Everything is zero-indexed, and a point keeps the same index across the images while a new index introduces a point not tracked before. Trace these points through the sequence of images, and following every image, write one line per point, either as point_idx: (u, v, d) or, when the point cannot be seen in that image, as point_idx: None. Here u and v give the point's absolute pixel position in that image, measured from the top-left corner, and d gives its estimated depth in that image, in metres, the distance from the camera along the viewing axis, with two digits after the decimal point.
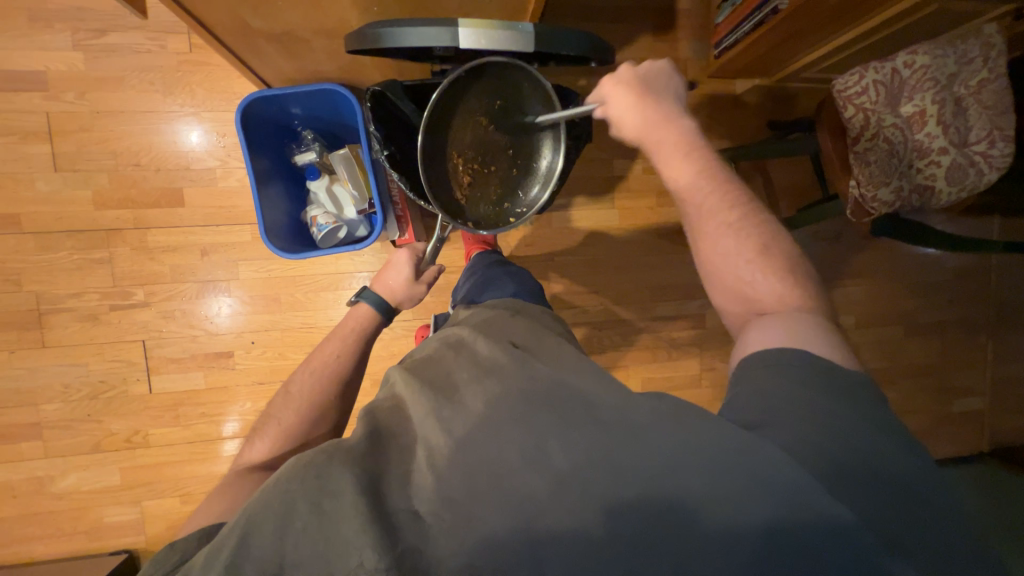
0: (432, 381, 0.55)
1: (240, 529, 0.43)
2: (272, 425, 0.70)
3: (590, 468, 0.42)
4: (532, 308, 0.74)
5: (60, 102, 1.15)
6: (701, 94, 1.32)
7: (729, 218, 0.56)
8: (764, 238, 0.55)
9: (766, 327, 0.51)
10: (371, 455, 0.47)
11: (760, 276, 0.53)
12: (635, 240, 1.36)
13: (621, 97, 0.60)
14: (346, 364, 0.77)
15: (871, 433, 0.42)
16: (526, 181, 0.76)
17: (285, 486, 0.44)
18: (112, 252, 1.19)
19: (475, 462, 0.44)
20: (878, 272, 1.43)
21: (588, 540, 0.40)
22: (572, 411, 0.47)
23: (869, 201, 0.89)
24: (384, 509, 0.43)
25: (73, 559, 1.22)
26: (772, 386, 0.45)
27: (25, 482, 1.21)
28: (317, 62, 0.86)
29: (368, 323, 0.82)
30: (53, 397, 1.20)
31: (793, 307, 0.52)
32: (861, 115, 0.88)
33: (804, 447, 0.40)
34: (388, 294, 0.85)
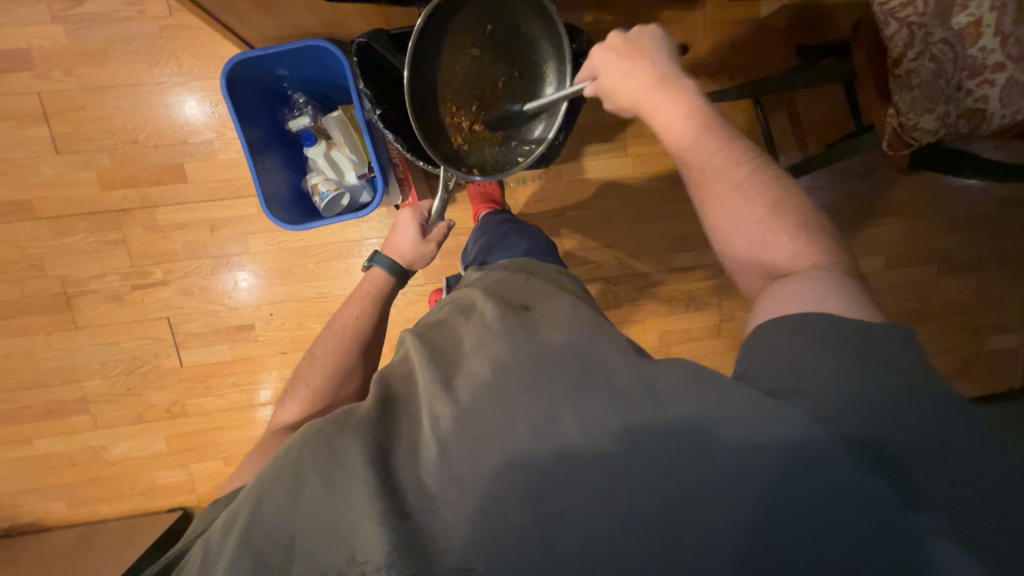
0: (440, 347, 0.54)
1: (255, 497, 0.44)
2: (301, 387, 0.71)
3: (603, 441, 0.42)
4: (545, 267, 0.72)
5: (50, 81, 1.12)
6: (721, 21, 1.20)
7: (732, 178, 0.52)
8: (775, 199, 0.51)
9: (782, 292, 0.47)
10: (381, 424, 0.47)
11: (777, 236, 0.49)
12: (650, 189, 1.30)
13: (606, 65, 0.60)
14: (365, 325, 0.76)
15: (915, 394, 0.39)
16: (530, 119, 0.76)
17: (297, 454, 0.45)
18: (125, 233, 1.20)
19: (483, 435, 0.44)
20: (913, 208, 1.34)
21: (599, 516, 0.40)
22: (584, 378, 0.45)
23: (910, 130, 0.81)
24: (394, 482, 0.43)
25: (135, 516, 1.34)
26: (807, 345, 0.42)
27: (82, 451, 1.31)
28: (297, 16, 0.80)
29: (382, 286, 0.81)
30: (93, 374, 1.27)
31: (808, 265, 0.48)
32: (905, 31, 0.77)
33: (833, 406, 0.39)
34: (399, 257, 0.83)
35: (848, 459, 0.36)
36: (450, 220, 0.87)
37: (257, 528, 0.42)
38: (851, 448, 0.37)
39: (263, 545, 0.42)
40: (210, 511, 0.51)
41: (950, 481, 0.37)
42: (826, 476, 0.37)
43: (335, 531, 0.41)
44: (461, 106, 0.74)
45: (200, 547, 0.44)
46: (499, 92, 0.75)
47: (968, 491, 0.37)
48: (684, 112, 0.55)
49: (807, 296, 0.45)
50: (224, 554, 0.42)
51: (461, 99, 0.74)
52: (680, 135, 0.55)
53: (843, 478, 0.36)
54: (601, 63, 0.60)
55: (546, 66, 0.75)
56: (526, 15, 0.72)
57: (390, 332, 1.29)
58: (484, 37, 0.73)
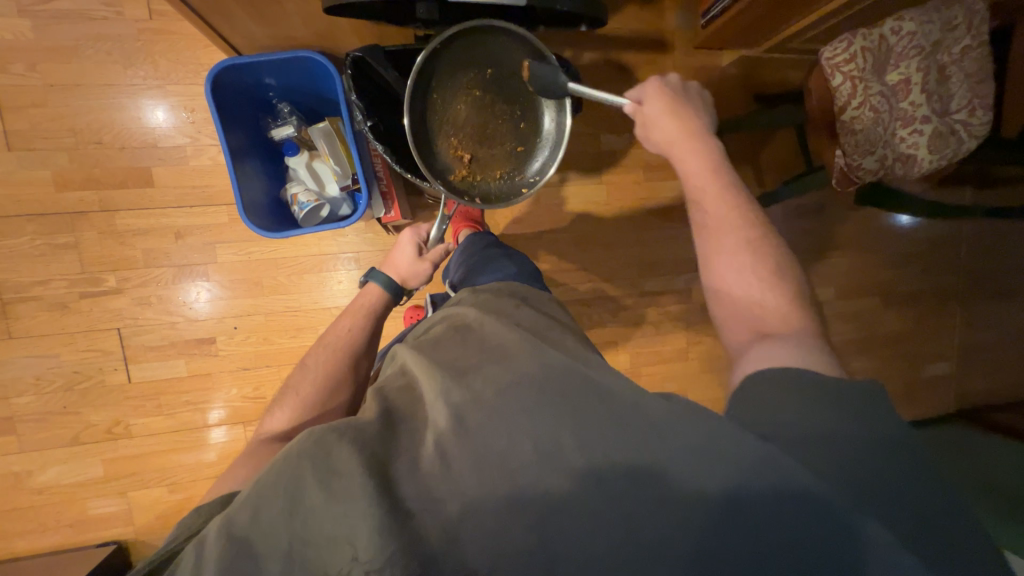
0: (439, 363, 0.54)
1: (253, 504, 0.41)
2: (290, 395, 0.68)
3: (605, 463, 0.42)
4: (538, 294, 0.73)
5: (9, 75, 1.06)
6: (688, 66, 1.31)
7: (743, 236, 0.57)
8: (776, 263, 0.56)
9: (775, 345, 0.51)
10: (381, 435, 0.46)
11: (769, 294, 0.54)
12: (624, 216, 1.36)
13: (654, 104, 0.64)
14: (360, 337, 0.74)
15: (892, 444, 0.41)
16: (535, 151, 0.79)
17: (294, 459, 0.43)
18: (79, 236, 1.13)
19: (487, 451, 0.44)
20: (857, 244, 1.47)
21: (599, 537, 0.40)
22: (586, 400, 0.47)
23: (855, 170, 0.91)
24: (393, 494, 0.42)
25: (57, 552, 1.20)
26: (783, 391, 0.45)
27: (2, 477, 1.17)
28: (289, 27, 0.80)
29: (377, 300, 0.80)
30: (24, 389, 1.15)
31: (797, 327, 0.52)
32: (848, 83, 0.87)
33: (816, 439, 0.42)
34: (395, 275, 0.82)
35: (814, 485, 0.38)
36: (448, 245, 0.87)
37: (255, 532, 0.40)
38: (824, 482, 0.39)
39: (257, 552, 0.39)
40: (189, 518, 0.47)
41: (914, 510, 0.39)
42: (820, 509, 0.38)
43: (333, 539, 0.39)
44: (462, 142, 0.78)
45: (186, 555, 0.41)
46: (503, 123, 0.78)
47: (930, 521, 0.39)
48: (709, 169, 0.61)
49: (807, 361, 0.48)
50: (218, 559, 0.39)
51: (465, 131, 0.78)
52: (707, 182, 0.61)
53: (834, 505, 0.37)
54: (652, 95, 0.65)
55: (543, 95, 0.77)
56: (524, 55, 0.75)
57: None
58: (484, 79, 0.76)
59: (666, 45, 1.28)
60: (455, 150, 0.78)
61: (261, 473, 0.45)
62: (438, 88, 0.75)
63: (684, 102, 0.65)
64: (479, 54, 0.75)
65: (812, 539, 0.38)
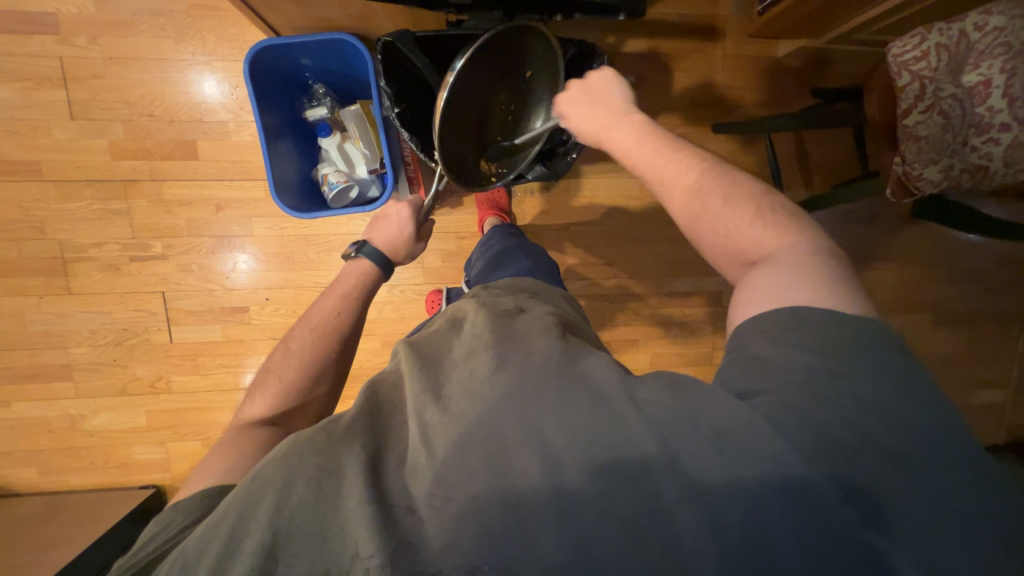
0: (431, 356, 0.53)
1: (240, 505, 0.43)
2: (272, 381, 0.67)
3: (596, 464, 0.41)
4: (548, 289, 0.72)
5: (73, 47, 1.13)
6: (739, 56, 1.23)
7: (690, 173, 0.55)
8: (734, 192, 0.52)
9: (756, 287, 0.48)
10: (371, 428, 0.47)
11: (737, 226, 0.51)
12: (656, 212, 1.31)
13: (575, 106, 0.66)
14: (347, 320, 0.75)
15: (921, 449, 0.38)
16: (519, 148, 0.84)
17: (281, 463, 0.44)
18: (131, 204, 1.20)
19: (475, 438, 0.43)
20: (911, 256, 1.39)
21: (586, 538, 0.40)
22: (579, 395, 0.45)
23: (914, 179, 0.85)
24: (382, 485, 0.43)
25: (105, 489, 1.32)
26: (811, 377, 0.41)
27: (60, 419, 1.29)
28: (326, 9, 0.81)
29: (369, 278, 0.81)
30: (80, 341, 1.26)
31: (775, 248, 0.49)
32: (917, 83, 0.79)
33: (829, 456, 0.38)
34: (387, 249, 0.84)
35: (808, 492, 0.38)
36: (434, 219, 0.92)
37: (243, 534, 0.41)
38: (823, 488, 0.37)
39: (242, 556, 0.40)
40: (170, 518, 0.50)
41: (929, 476, 0.37)
42: (816, 529, 0.37)
43: (324, 534, 0.41)
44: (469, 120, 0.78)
45: (173, 556, 0.43)
46: (496, 116, 0.81)
47: (943, 481, 0.37)
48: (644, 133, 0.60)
49: (783, 289, 0.46)
50: (204, 559, 0.41)
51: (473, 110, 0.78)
52: (644, 151, 0.58)
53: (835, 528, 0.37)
54: (570, 109, 0.66)
55: (537, 102, 0.82)
56: (538, 60, 0.78)
57: (383, 328, 1.29)
58: (504, 68, 0.78)
59: (717, 32, 1.21)
60: (456, 132, 0.76)
61: (248, 475, 0.46)
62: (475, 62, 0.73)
63: (599, 92, 0.66)
64: (521, 50, 0.77)
65: (825, 543, 0.37)
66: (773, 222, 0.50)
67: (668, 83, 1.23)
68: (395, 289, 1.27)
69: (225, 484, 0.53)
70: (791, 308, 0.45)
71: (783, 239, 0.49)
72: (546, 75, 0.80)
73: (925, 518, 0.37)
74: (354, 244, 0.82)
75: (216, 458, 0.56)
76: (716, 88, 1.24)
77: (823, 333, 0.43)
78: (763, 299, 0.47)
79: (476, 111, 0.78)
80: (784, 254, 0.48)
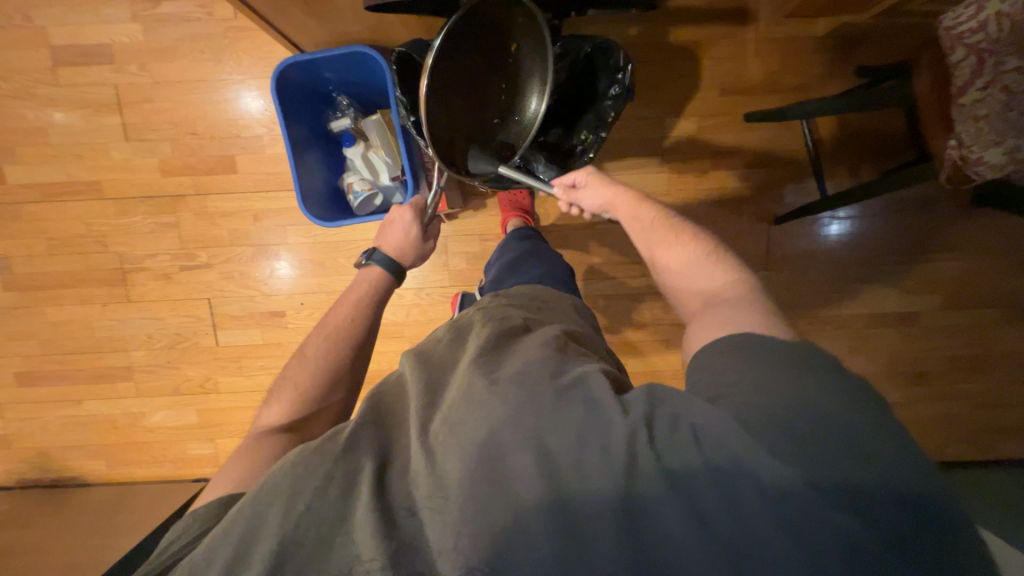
0: (434, 367, 0.55)
1: (250, 513, 0.44)
2: (289, 388, 0.70)
3: (592, 469, 0.40)
4: (556, 296, 0.72)
5: (125, 74, 1.22)
6: (773, 39, 1.16)
7: (667, 232, 0.67)
8: (700, 248, 0.64)
9: (714, 316, 0.53)
10: (372, 435, 0.48)
11: (703, 271, 0.61)
12: (685, 208, 1.26)
13: (586, 180, 0.79)
14: (360, 327, 0.77)
15: (921, 457, 0.35)
16: (517, 129, 0.82)
17: (288, 469, 0.46)
18: (179, 217, 1.29)
19: (472, 444, 0.44)
20: (975, 246, 1.27)
21: (585, 546, 0.39)
22: (574, 401, 0.44)
23: (972, 164, 0.76)
24: (384, 490, 0.44)
25: (163, 481, 1.43)
26: (797, 382, 0.39)
27: (124, 416, 1.41)
28: (345, 23, 0.84)
29: (380, 285, 0.84)
30: (139, 344, 1.37)
31: (733, 286, 0.57)
32: (972, 58, 0.71)
33: (836, 466, 0.34)
34: (397, 254, 0.86)
35: (818, 506, 0.34)
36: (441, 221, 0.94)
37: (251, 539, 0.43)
38: (839, 501, 0.33)
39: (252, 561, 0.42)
40: (189, 526, 0.52)
41: (939, 486, 0.34)
42: (833, 552, 0.33)
43: (330, 539, 0.42)
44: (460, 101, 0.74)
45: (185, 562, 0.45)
46: (490, 92, 0.78)
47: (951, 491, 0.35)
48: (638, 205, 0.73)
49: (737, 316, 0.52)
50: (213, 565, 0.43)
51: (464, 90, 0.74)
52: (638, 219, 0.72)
53: (857, 549, 0.32)
54: (583, 180, 0.80)
55: (527, 80, 0.80)
56: (522, 32, 0.76)
57: (411, 331, 1.32)
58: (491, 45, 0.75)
59: (749, 14, 1.14)
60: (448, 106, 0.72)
61: (258, 482, 0.48)
62: (457, 39, 0.70)
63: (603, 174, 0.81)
64: (506, 23, 0.74)
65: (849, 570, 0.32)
66: (728, 267, 0.60)
67: (694, 72, 1.18)
68: (421, 292, 1.30)
69: (239, 491, 0.56)
70: (738, 334, 0.47)
71: (735, 279, 0.58)
72: (532, 48, 0.78)
73: (946, 530, 0.33)
74: (364, 253, 0.85)
75: (235, 466, 0.59)
76: (748, 74, 1.18)
77: (791, 348, 0.43)
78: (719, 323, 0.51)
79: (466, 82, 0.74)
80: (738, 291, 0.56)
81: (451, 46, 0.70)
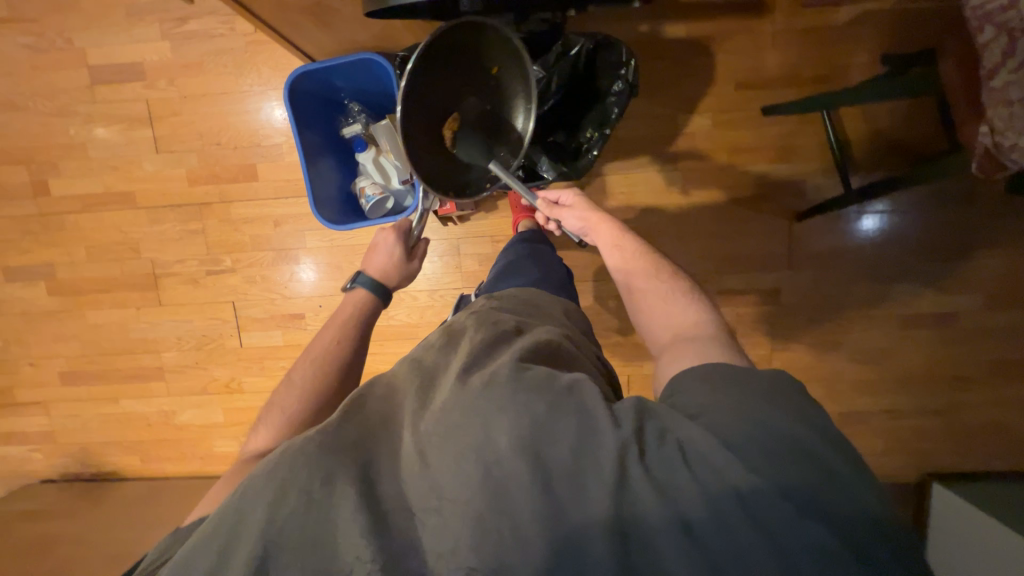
0: (426, 370, 0.55)
1: (236, 513, 0.45)
2: (275, 413, 0.71)
3: (579, 474, 0.43)
4: (552, 304, 0.73)
5: (156, 90, 1.29)
6: (790, 28, 1.12)
7: (645, 267, 0.73)
8: (673, 287, 0.70)
9: (685, 352, 0.58)
10: (361, 437, 0.48)
11: (677, 307, 0.66)
12: (700, 205, 1.23)
13: (569, 202, 0.85)
14: (345, 350, 0.78)
15: (853, 467, 0.41)
16: (510, 148, 0.81)
17: (274, 472, 0.45)
18: (205, 224, 1.35)
19: (465, 446, 0.45)
20: (1020, 241, 1.19)
21: (574, 548, 0.40)
22: (563, 409, 0.46)
23: (1007, 151, 0.72)
24: (374, 492, 0.45)
25: (193, 477, 1.50)
26: (754, 403, 0.45)
27: (156, 414, 1.48)
28: (350, 30, 0.87)
29: (366, 306, 0.86)
30: (170, 346, 1.44)
31: (703, 324, 0.63)
32: (1004, 38, 0.67)
33: (785, 472, 0.40)
34: (381, 276, 0.88)
35: (773, 504, 0.39)
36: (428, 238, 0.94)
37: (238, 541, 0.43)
38: (788, 500, 0.39)
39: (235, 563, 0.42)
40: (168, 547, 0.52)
41: (868, 490, 0.40)
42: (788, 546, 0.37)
43: (314, 543, 0.42)
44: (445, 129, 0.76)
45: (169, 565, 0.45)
46: (473, 113, 0.78)
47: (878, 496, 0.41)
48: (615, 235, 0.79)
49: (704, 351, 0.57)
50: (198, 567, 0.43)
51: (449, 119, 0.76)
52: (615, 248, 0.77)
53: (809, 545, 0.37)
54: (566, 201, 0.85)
55: (514, 97, 0.79)
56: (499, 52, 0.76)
57: (425, 332, 1.34)
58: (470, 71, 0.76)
59: (764, 5, 1.11)
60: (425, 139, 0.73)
61: (243, 484, 0.48)
62: (429, 73, 0.72)
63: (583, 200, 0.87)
64: (478, 46, 0.74)
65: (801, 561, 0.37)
66: (700, 307, 0.66)
67: (707, 67, 1.15)
68: (434, 294, 1.31)
69: None
70: (713, 365, 0.52)
71: (706, 319, 0.63)
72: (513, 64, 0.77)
73: (874, 528, 0.38)
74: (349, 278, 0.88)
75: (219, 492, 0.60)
76: (763, 66, 1.14)
77: (748, 374, 0.49)
78: (688, 356, 0.57)
79: (443, 112, 0.75)
80: (708, 330, 0.61)
81: (425, 82, 0.72)
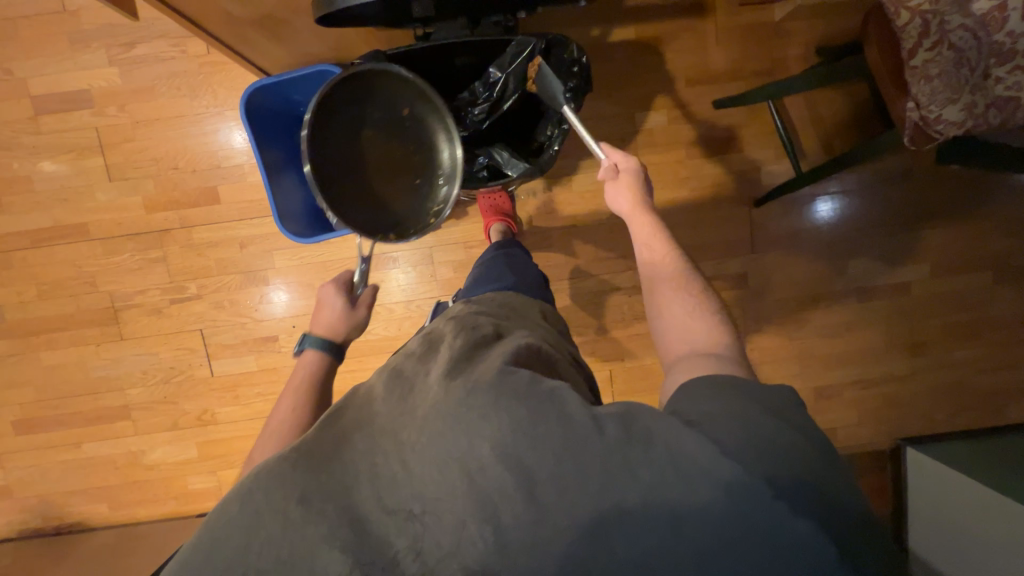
0: (403, 377, 0.54)
1: (207, 543, 0.43)
2: None
3: (562, 478, 0.42)
4: (523, 304, 0.73)
5: (105, 116, 1.25)
6: (731, 26, 1.18)
7: (674, 273, 0.67)
8: (700, 303, 0.64)
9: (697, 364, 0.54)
10: (337, 453, 0.47)
11: (695, 321, 0.62)
12: (663, 197, 1.27)
13: (624, 177, 0.77)
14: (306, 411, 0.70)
15: (827, 457, 0.43)
16: (437, 181, 0.86)
17: (248, 497, 0.44)
18: (166, 251, 1.30)
19: (445, 458, 0.44)
20: (956, 211, 1.28)
21: (555, 546, 0.41)
22: (547, 412, 0.44)
23: (933, 123, 0.77)
24: (354, 509, 0.44)
25: (168, 519, 1.42)
26: (739, 405, 0.45)
27: (123, 455, 1.40)
28: (304, 41, 0.87)
29: (320, 364, 0.77)
30: (135, 381, 1.37)
31: (720, 344, 0.58)
32: (919, 19, 0.74)
33: (768, 467, 0.40)
34: (329, 334, 0.79)
35: (757, 496, 0.39)
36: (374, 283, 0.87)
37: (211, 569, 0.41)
38: (772, 492, 0.39)
39: None
40: None
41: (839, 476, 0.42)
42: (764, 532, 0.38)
43: (291, 564, 0.41)
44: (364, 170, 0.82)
45: None
46: (394, 153, 0.84)
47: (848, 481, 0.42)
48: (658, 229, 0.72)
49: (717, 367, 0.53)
50: None
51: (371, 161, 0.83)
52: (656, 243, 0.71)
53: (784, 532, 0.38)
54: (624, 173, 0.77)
55: (433, 135, 0.86)
56: (407, 95, 0.83)
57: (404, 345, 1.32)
58: (381, 115, 0.83)
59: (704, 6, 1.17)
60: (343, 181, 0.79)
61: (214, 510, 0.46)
62: (336, 121, 0.79)
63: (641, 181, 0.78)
64: (387, 95, 0.82)
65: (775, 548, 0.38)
66: (720, 328, 0.61)
67: (658, 66, 1.21)
68: (411, 305, 1.30)
69: None
70: (723, 377, 0.49)
71: (726, 341, 0.59)
72: (424, 104, 0.84)
73: (846, 513, 0.40)
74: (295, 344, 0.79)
75: None
76: (709, 62, 1.20)
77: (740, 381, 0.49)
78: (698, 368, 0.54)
79: (358, 155, 0.82)
80: (724, 352, 0.57)
81: (332, 128, 0.79)
